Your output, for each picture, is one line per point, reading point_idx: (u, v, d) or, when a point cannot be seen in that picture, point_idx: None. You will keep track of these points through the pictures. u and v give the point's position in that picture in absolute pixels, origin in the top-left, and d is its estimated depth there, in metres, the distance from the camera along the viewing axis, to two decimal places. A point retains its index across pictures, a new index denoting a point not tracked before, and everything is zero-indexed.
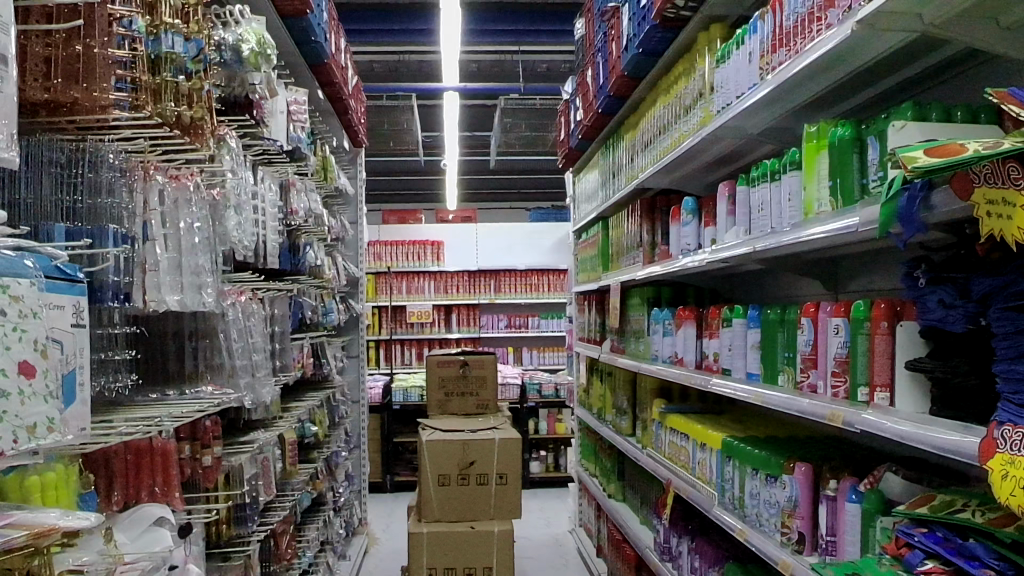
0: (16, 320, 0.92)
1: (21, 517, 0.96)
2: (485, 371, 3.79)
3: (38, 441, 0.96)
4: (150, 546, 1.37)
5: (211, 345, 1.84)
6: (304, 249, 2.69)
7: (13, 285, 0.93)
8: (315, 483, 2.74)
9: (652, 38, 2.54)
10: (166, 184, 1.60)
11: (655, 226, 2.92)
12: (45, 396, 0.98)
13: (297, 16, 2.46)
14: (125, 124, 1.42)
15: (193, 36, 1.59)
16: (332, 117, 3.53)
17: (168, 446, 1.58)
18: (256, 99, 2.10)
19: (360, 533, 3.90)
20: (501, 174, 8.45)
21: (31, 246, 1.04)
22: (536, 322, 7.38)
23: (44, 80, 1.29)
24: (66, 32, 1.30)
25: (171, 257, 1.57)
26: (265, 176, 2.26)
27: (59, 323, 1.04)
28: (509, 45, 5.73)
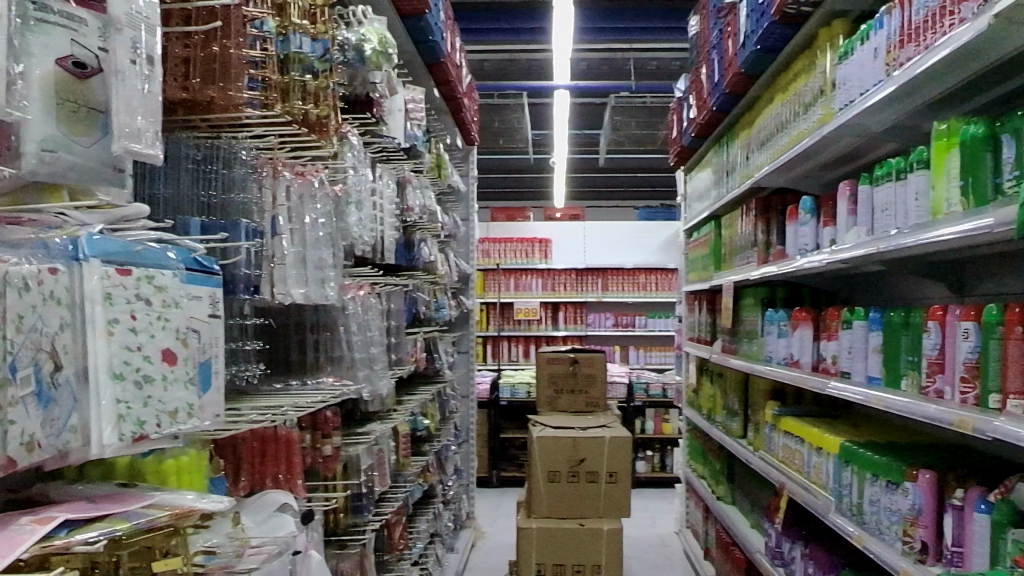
0: (159, 310, 0.99)
1: (161, 497, 1.01)
2: (595, 369, 3.77)
3: (180, 425, 1.01)
4: (275, 531, 1.41)
5: (333, 337, 1.88)
6: (419, 245, 2.73)
7: (157, 276, 1.00)
8: (426, 475, 2.78)
9: (771, 34, 2.50)
10: (292, 181, 1.64)
11: (771, 225, 2.88)
12: (185, 382, 1.03)
13: (416, 15, 2.50)
14: (256, 123, 1.48)
15: (320, 37, 1.65)
16: (446, 116, 3.58)
17: (292, 436, 1.61)
18: (376, 98, 2.14)
19: (467, 527, 3.94)
20: (610, 173, 8.42)
21: (173, 238, 1.09)
22: (643, 321, 7.29)
23: (184, 79, 1.33)
24: (204, 34, 1.35)
25: (297, 251, 1.62)
26: (384, 173, 2.30)
27: (203, 315, 1.09)
28: (620, 45, 5.72)
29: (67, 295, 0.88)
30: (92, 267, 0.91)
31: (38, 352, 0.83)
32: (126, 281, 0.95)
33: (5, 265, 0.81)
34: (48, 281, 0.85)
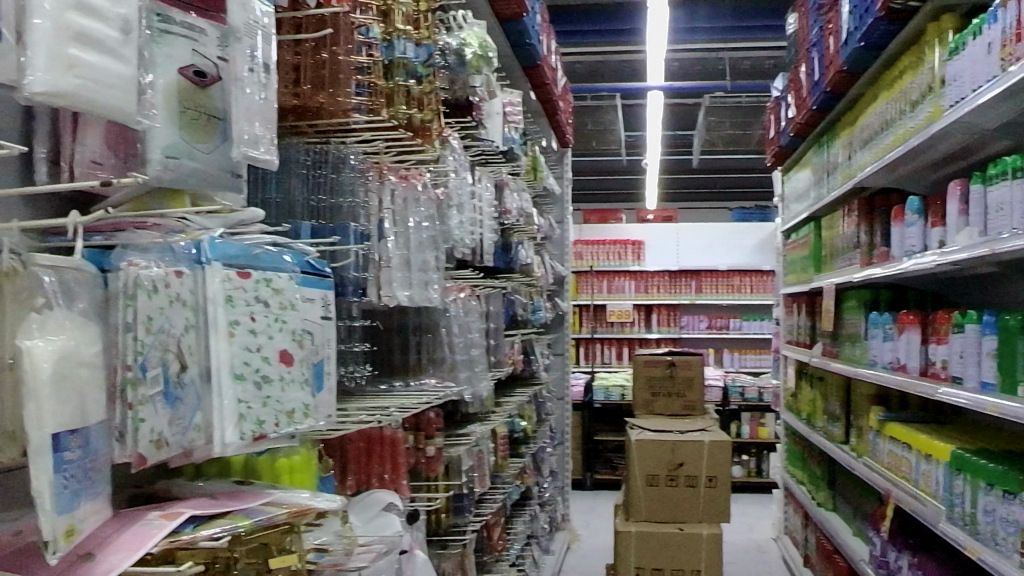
0: (277, 312, 1.01)
1: (279, 496, 1.03)
2: (692, 372, 3.72)
3: (297, 425, 1.03)
4: (381, 530, 1.43)
5: (435, 339, 1.90)
6: (516, 247, 2.74)
7: (275, 279, 1.03)
8: (523, 478, 2.78)
9: (875, 31, 2.44)
10: (397, 185, 1.66)
11: (874, 226, 2.81)
12: (301, 383, 1.05)
13: (514, 19, 2.51)
14: (362, 128, 1.50)
15: (423, 43, 1.68)
16: (541, 118, 3.58)
17: (397, 436, 1.63)
18: (476, 102, 2.16)
19: (563, 529, 3.94)
20: (704, 174, 8.33)
21: (287, 242, 1.11)
22: (737, 324, 7.20)
23: (294, 86, 1.36)
24: (314, 41, 1.37)
25: (401, 254, 1.64)
26: (483, 176, 2.31)
27: (316, 316, 1.11)
28: (715, 45, 5.65)
29: (192, 298, 0.91)
30: (214, 270, 0.93)
31: (165, 352, 0.87)
32: (245, 284, 0.97)
33: (136, 269, 0.85)
34: (174, 283, 0.88)
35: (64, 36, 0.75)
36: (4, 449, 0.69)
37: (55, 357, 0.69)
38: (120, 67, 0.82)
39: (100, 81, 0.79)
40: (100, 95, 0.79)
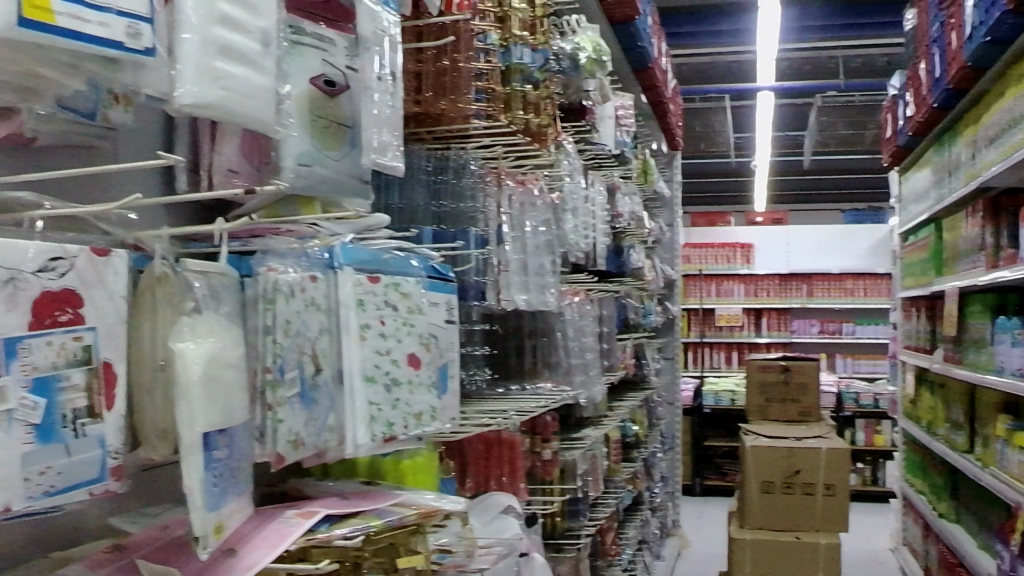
0: (405, 316, 1.03)
1: (406, 497, 1.05)
2: (807, 377, 3.65)
3: (424, 427, 1.05)
4: (500, 532, 1.44)
5: (550, 343, 1.91)
6: (628, 251, 2.72)
7: (403, 283, 1.05)
8: (635, 483, 2.76)
9: (1003, 25, 2.36)
10: (515, 190, 1.67)
11: (1000, 228, 2.71)
12: (428, 386, 1.07)
13: (626, 22, 2.50)
14: (481, 134, 1.51)
15: (540, 48, 1.69)
16: (652, 120, 3.56)
17: (515, 439, 1.64)
18: (590, 106, 2.16)
19: (673, 535, 3.90)
20: (815, 175, 8.16)
21: (413, 248, 1.14)
22: (850, 328, 7.03)
23: (416, 93, 1.39)
24: (436, 49, 1.39)
25: (519, 258, 1.66)
26: (595, 180, 2.31)
27: (441, 320, 1.12)
28: (829, 43, 5.52)
29: (326, 302, 0.93)
30: (347, 275, 0.95)
31: (302, 355, 0.89)
32: (376, 288, 0.99)
33: (274, 274, 0.87)
34: (309, 288, 0.91)
35: (209, 49, 0.78)
36: (157, 445, 0.74)
37: (206, 359, 0.71)
38: (258, 79, 0.84)
39: (242, 92, 0.82)
40: (241, 106, 0.82)
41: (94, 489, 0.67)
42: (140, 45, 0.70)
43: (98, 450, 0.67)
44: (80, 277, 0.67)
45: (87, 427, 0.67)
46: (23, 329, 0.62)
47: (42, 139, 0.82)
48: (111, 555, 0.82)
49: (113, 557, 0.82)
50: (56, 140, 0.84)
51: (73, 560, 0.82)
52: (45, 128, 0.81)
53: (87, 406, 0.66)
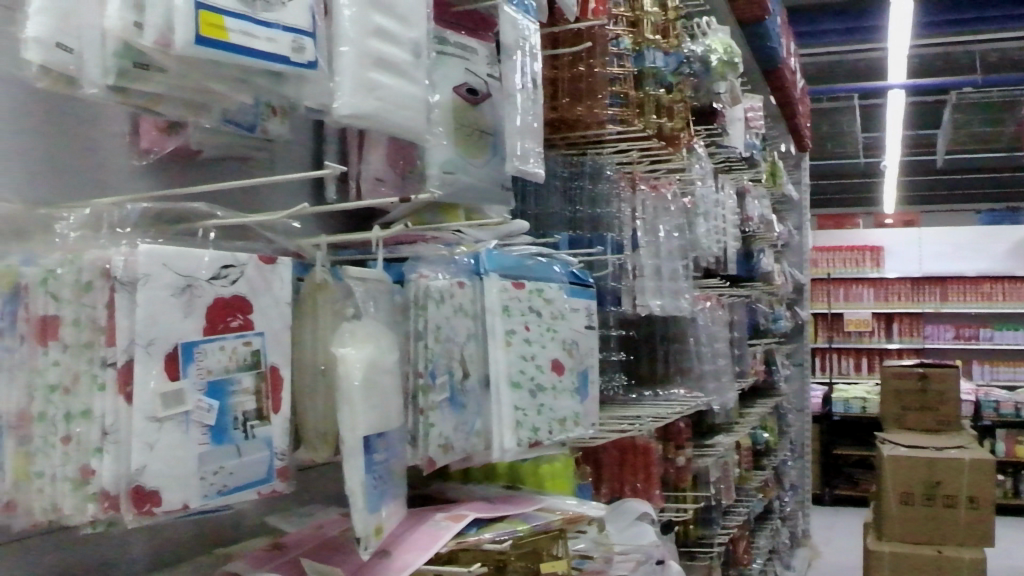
0: (549, 321, 1.04)
1: (549, 502, 1.05)
2: (947, 385, 3.51)
3: (567, 433, 1.05)
4: (636, 538, 1.43)
5: (682, 348, 1.89)
6: (759, 255, 2.67)
7: (546, 289, 1.05)
8: (766, 491, 2.71)
9: None
10: (648, 195, 1.68)
11: None
12: (571, 391, 1.07)
13: (756, 22, 2.46)
14: (615, 139, 1.50)
15: (672, 51, 1.66)
16: (780, 121, 3.49)
17: (650, 445, 1.62)
18: (720, 109, 2.13)
19: (803, 545, 3.81)
20: (950, 175, 7.86)
21: (553, 254, 1.14)
22: (988, 334, 6.74)
23: (552, 100, 1.39)
24: (571, 55, 1.39)
25: (654, 264, 1.66)
26: (726, 184, 2.28)
27: (583, 326, 1.12)
28: (966, 39, 5.30)
29: (472, 307, 0.95)
30: (492, 281, 0.96)
31: (451, 360, 0.90)
32: (520, 294, 1.00)
33: (425, 281, 0.89)
34: (458, 294, 0.92)
35: (366, 61, 0.80)
36: (318, 448, 0.76)
37: (367, 365, 0.72)
38: (411, 88, 0.85)
39: (395, 102, 0.83)
40: (395, 117, 0.83)
41: (263, 489, 0.69)
42: (304, 58, 0.71)
43: (266, 451, 0.69)
44: (251, 284, 0.69)
45: (256, 429, 0.69)
46: (199, 333, 0.65)
47: (206, 152, 0.86)
48: (272, 553, 0.84)
49: (274, 555, 0.84)
50: (219, 152, 0.87)
51: (236, 557, 0.85)
52: (210, 140, 0.85)
53: (256, 408, 0.68)
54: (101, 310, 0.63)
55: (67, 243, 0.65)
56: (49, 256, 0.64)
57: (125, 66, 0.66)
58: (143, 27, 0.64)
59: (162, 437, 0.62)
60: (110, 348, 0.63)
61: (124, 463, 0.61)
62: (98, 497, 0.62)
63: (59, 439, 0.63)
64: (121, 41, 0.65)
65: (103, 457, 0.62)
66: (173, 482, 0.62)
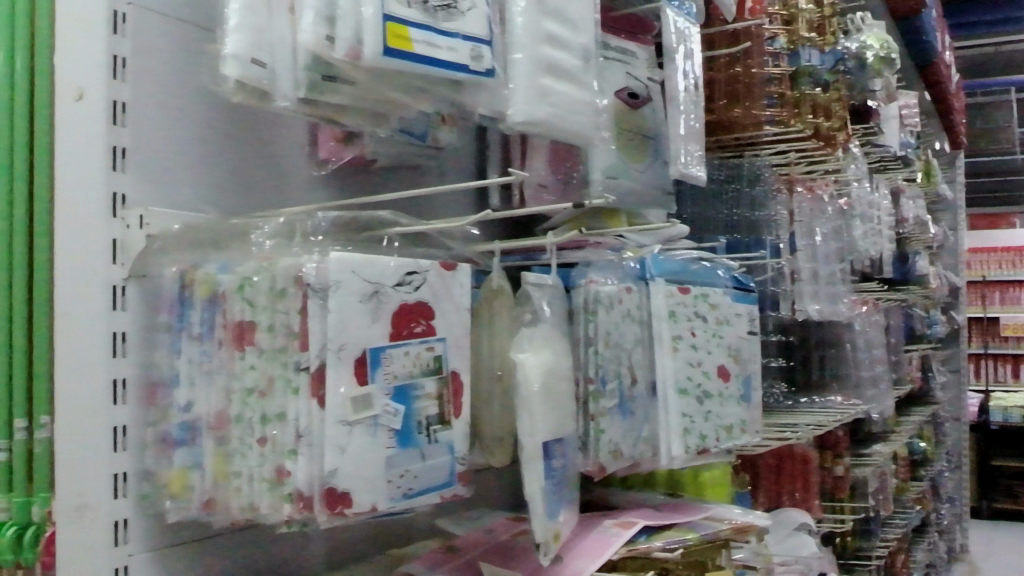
0: (714, 327, 1.02)
1: (714, 511, 1.03)
2: None
3: (734, 440, 1.03)
4: (798, 550, 1.40)
5: (839, 354, 1.84)
6: (915, 258, 2.57)
7: (711, 294, 1.04)
8: (924, 503, 2.61)
9: None
10: (804, 197, 1.64)
11: None
12: (738, 399, 1.05)
13: (911, 16, 2.37)
14: (772, 139, 1.46)
15: (829, 48, 1.64)
16: (935, 118, 3.35)
17: (808, 454, 1.59)
18: (875, 106, 2.06)
19: (962, 561, 3.64)
20: None
21: (715, 258, 1.12)
22: None
23: (710, 102, 1.39)
24: (728, 56, 1.37)
25: (811, 268, 1.64)
26: (881, 184, 2.20)
27: (748, 332, 1.10)
28: None
29: (639, 313, 0.95)
30: (658, 286, 0.95)
31: (620, 366, 0.91)
32: (686, 299, 0.98)
33: (595, 286, 0.89)
34: (626, 300, 0.92)
35: (538, 67, 0.80)
36: (495, 452, 0.77)
37: (545, 371, 0.73)
38: (581, 93, 0.85)
39: (567, 107, 0.83)
40: (569, 122, 0.83)
41: (445, 493, 0.70)
42: (482, 66, 0.72)
43: (448, 456, 0.70)
44: (433, 290, 0.71)
45: (438, 433, 0.70)
46: (385, 339, 0.66)
47: (380, 160, 0.88)
48: (446, 555, 0.86)
49: (448, 557, 0.85)
50: (392, 160, 0.89)
51: (409, 559, 0.87)
52: (383, 149, 0.86)
53: (438, 413, 0.69)
54: (295, 316, 0.64)
55: (263, 251, 0.67)
56: (244, 265, 0.67)
57: (315, 78, 0.68)
58: (335, 40, 0.65)
59: (352, 441, 0.63)
60: (304, 353, 0.63)
61: (317, 465, 0.63)
62: (292, 497, 0.63)
63: (256, 440, 0.65)
64: (311, 54, 0.67)
65: (297, 458, 0.63)
66: (364, 484, 0.63)
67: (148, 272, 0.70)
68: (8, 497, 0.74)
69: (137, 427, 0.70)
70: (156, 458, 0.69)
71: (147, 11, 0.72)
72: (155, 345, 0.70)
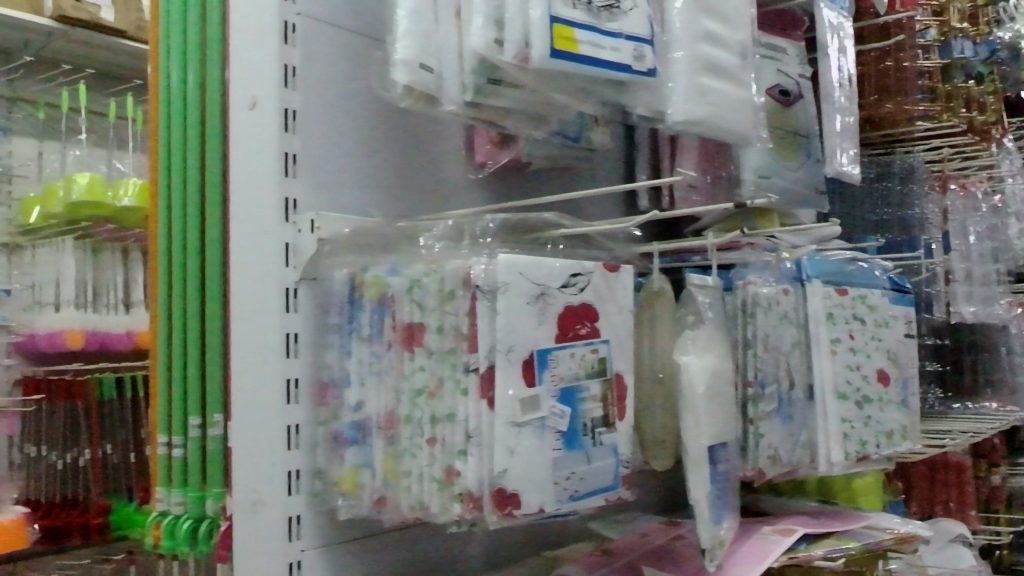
0: (873, 329, 0.99)
1: (874, 519, 1.00)
2: None
3: (894, 447, 0.99)
4: (955, 562, 1.35)
5: (993, 359, 1.77)
6: None
7: (869, 296, 1.00)
8: None
9: None
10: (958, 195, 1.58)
11: None
12: (898, 404, 1.01)
13: None
14: (924, 134, 1.41)
15: (982, 39, 1.58)
16: None
17: (964, 462, 1.53)
18: None
19: None
20: None
21: (873, 258, 1.08)
22: None
23: (861, 97, 1.35)
24: (878, 50, 1.33)
25: (965, 268, 1.57)
26: None
27: (908, 336, 1.06)
28: None
29: (795, 315, 0.93)
30: (815, 287, 0.93)
31: (778, 369, 0.89)
32: (844, 301, 0.95)
33: (753, 288, 0.88)
34: (783, 301, 0.90)
35: (697, 66, 0.79)
36: (657, 455, 0.77)
37: (709, 374, 0.72)
38: (740, 92, 0.84)
39: (727, 106, 0.81)
40: (730, 120, 0.81)
41: (609, 496, 0.70)
42: (644, 66, 0.71)
43: (612, 459, 0.70)
44: (597, 292, 0.70)
45: (602, 435, 0.69)
46: (551, 341, 0.66)
47: (535, 162, 0.88)
48: (603, 558, 0.85)
49: (605, 560, 0.85)
50: (546, 162, 0.89)
51: (564, 563, 0.87)
52: (539, 151, 0.86)
53: (602, 415, 0.69)
54: (464, 318, 0.64)
55: (432, 254, 0.68)
56: (413, 267, 0.68)
57: (481, 82, 0.68)
58: (503, 44, 0.66)
59: (520, 442, 0.63)
60: (472, 354, 0.64)
61: (487, 466, 0.63)
62: (462, 497, 0.63)
63: (425, 440, 0.65)
64: (477, 57, 0.68)
65: (467, 459, 0.63)
66: (532, 486, 0.63)
67: (318, 274, 0.72)
68: (183, 491, 0.76)
69: (308, 426, 0.72)
70: (328, 457, 0.70)
71: (315, 21, 0.74)
72: (325, 346, 0.72)
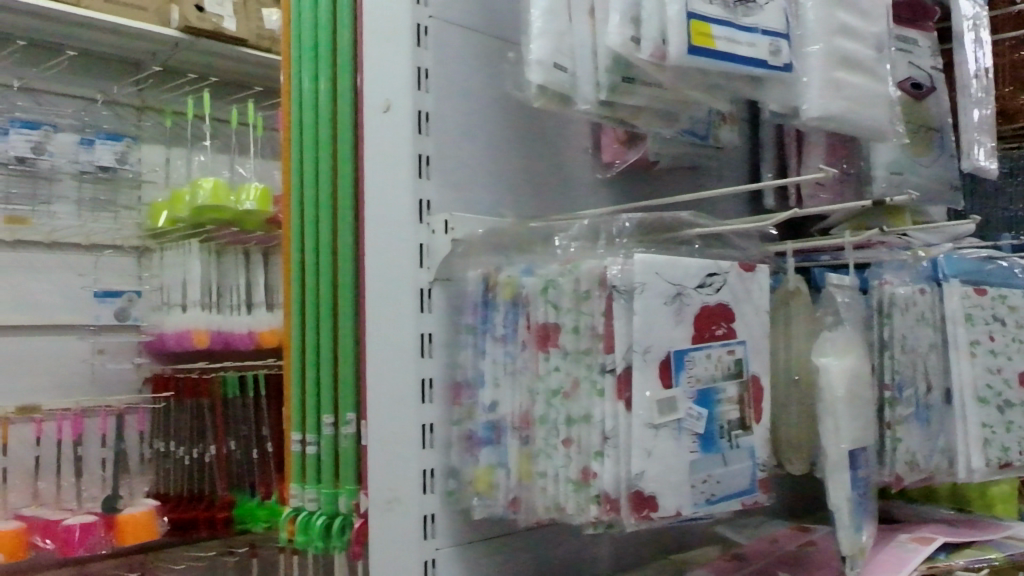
0: (1015, 331, 0.94)
1: (1016, 530, 0.95)
2: None
3: None
4: None
5: None
6: None
7: (1010, 295, 0.96)
8: None
9: None
10: None
11: None
12: None
13: None
14: None
15: None
16: None
17: None
18: None
19: None
20: None
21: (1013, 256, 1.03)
22: None
23: (995, 89, 1.30)
24: (1013, 41, 1.29)
25: None
26: None
27: None
28: None
29: (932, 315, 0.89)
30: (952, 287, 0.89)
31: (915, 372, 0.87)
32: (983, 301, 0.91)
33: (890, 287, 0.86)
34: (920, 302, 0.88)
35: (833, 60, 0.77)
36: (793, 460, 0.76)
37: (848, 376, 0.71)
38: (877, 86, 0.81)
39: (864, 102, 0.79)
40: (867, 116, 0.79)
41: (746, 500, 0.68)
42: (782, 61, 0.70)
43: (749, 462, 0.68)
44: (733, 292, 0.69)
45: (740, 438, 0.68)
46: (688, 342, 0.65)
47: (662, 161, 0.87)
48: (734, 564, 0.84)
49: (736, 565, 0.83)
50: (673, 161, 0.88)
51: (693, 566, 0.85)
52: (667, 151, 0.85)
53: (740, 417, 0.68)
54: (599, 318, 0.64)
55: (567, 254, 0.68)
56: (548, 267, 0.67)
57: (616, 81, 0.68)
58: (641, 41, 0.65)
59: (658, 443, 0.62)
60: (609, 355, 0.63)
61: (624, 467, 0.62)
62: (599, 499, 0.63)
63: (561, 441, 0.65)
64: (613, 56, 0.67)
65: (603, 460, 0.63)
66: (669, 488, 0.62)
67: (452, 275, 0.72)
68: (317, 488, 0.77)
69: (443, 426, 0.72)
70: (462, 456, 0.71)
71: (448, 24, 0.75)
72: (459, 346, 0.72)
